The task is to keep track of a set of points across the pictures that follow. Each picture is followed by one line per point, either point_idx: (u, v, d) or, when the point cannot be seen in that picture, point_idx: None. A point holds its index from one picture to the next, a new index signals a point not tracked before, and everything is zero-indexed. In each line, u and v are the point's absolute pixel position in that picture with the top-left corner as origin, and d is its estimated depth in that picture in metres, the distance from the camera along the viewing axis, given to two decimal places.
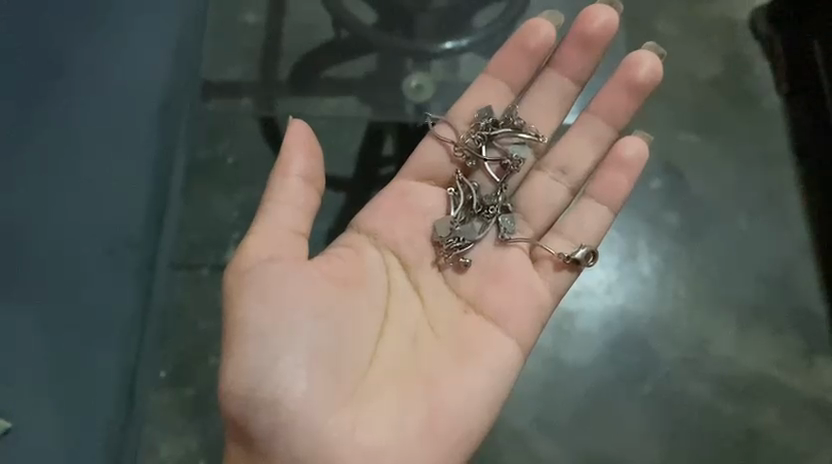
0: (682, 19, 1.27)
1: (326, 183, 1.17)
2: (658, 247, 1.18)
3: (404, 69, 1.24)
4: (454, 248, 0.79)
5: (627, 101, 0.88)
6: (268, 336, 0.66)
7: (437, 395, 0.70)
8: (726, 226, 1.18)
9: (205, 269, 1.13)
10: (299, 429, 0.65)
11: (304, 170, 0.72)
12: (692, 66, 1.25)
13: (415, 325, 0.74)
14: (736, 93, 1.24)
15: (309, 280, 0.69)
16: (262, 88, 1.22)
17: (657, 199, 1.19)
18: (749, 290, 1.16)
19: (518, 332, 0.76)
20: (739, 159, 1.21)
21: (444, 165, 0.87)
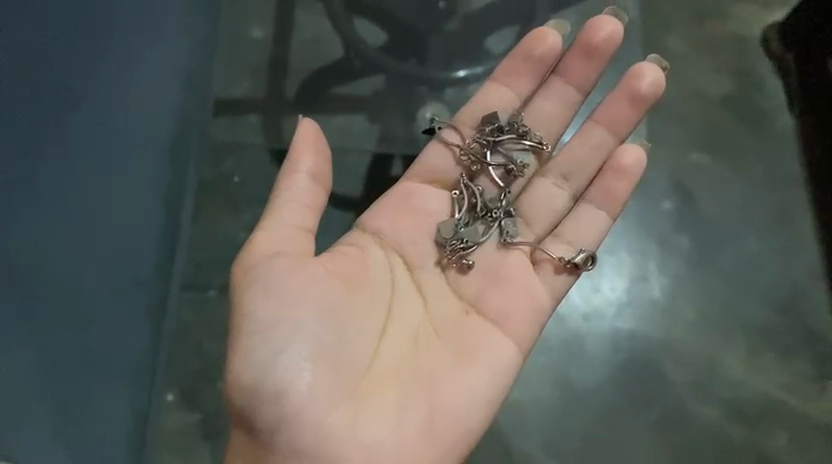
0: (692, 36, 1.25)
1: (334, 204, 1.14)
2: (660, 257, 1.16)
3: (412, 88, 1.21)
4: (458, 248, 0.76)
5: (630, 112, 0.85)
6: (271, 332, 0.64)
7: (438, 393, 0.68)
8: (738, 246, 1.17)
9: (212, 291, 1.11)
10: (299, 425, 0.64)
11: (311, 169, 0.70)
12: (703, 84, 1.23)
13: (417, 322, 0.72)
14: (747, 113, 1.22)
15: (313, 275, 0.67)
16: (267, 105, 1.19)
17: (653, 211, 1.18)
18: (761, 313, 1.13)
19: (515, 333, 0.73)
20: (752, 180, 1.19)
21: (449, 169, 0.84)
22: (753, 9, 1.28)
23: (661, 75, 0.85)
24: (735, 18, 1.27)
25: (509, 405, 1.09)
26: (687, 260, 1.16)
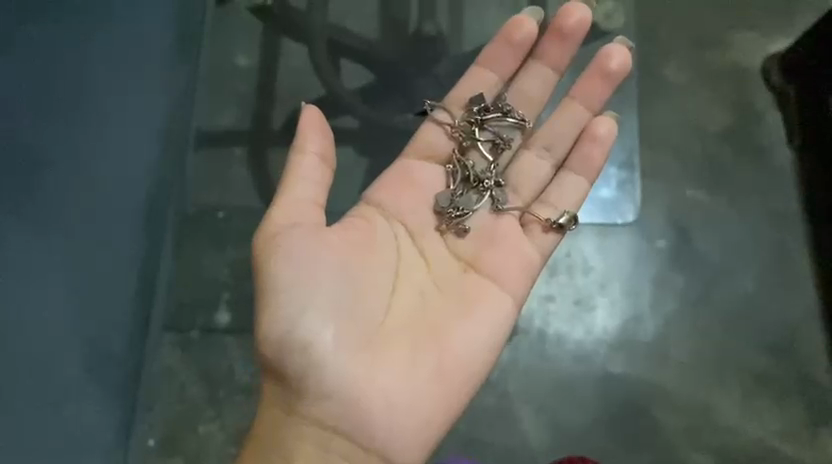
0: (691, 66, 1.22)
1: None
2: (629, 242, 1.15)
3: (401, 118, 1.14)
4: (455, 216, 0.78)
5: (603, 89, 0.87)
6: (296, 289, 0.67)
7: (445, 345, 0.72)
8: (733, 287, 1.14)
9: (194, 332, 1.08)
10: (326, 370, 0.67)
11: (320, 149, 0.71)
12: (702, 116, 1.20)
13: (423, 279, 0.76)
14: (746, 147, 1.19)
15: (329, 240, 0.70)
16: (252, 138, 1.15)
17: (624, 188, 1.17)
18: (754, 355, 1.11)
19: (509, 289, 0.76)
20: (747, 217, 1.16)
21: (442, 147, 0.84)
22: (757, 37, 1.23)
23: (628, 54, 0.87)
24: (737, 47, 1.22)
25: (497, 445, 1.08)
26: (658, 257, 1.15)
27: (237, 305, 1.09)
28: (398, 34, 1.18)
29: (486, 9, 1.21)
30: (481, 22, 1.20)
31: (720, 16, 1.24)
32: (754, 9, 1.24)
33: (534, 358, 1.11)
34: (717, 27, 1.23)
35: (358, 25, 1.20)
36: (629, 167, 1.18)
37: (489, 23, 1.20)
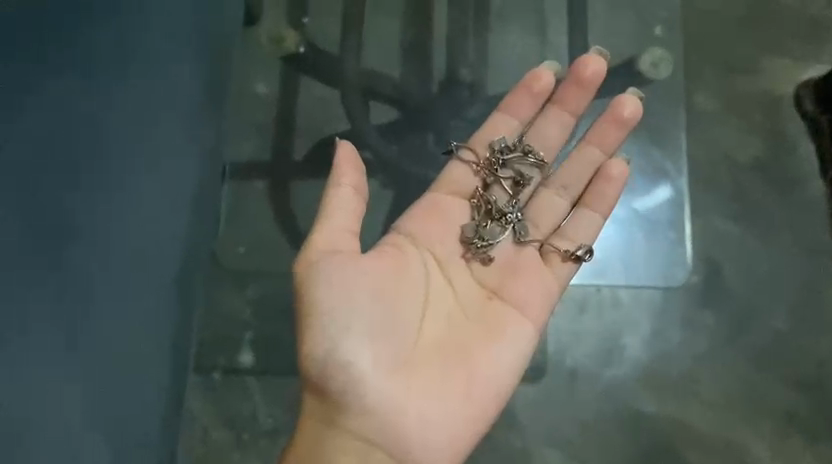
0: (722, 94, 1.18)
1: None
2: (655, 263, 1.12)
3: (426, 155, 1.10)
4: (480, 247, 0.76)
5: (617, 133, 0.85)
6: (335, 309, 0.65)
7: (477, 366, 0.70)
8: (764, 324, 1.11)
9: (216, 373, 1.06)
10: (363, 391, 0.65)
11: (354, 180, 0.69)
12: (734, 146, 1.17)
13: (450, 305, 0.74)
14: (778, 178, 1.16)
15: (366, 265, 0.68)
16: (275, 171, 1.12)
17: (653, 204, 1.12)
18: (785, 394, 1.09)
19: (534, 316, 0.75)
20: (777, 252, 1.14)
21: (466, 181, 0.81)
22: (789, 63, 1.20)
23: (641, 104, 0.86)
24: (769, 73, 1.19)
25: None
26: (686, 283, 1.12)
27: (258, 344, 1.07)
28: (423, 69, 1.16)
29: (512, 38, 1.18)
30: (506, 52, 1.17)
31: (753, 41, 1.20)
32: (786, 34, 1.21)
33: (562, 397, 1.09)
34: (749, 53, 1.19)
35: (382, 57, 1.17)
36: (675, 200, 1.13)
37: (515, 53, 1.17)
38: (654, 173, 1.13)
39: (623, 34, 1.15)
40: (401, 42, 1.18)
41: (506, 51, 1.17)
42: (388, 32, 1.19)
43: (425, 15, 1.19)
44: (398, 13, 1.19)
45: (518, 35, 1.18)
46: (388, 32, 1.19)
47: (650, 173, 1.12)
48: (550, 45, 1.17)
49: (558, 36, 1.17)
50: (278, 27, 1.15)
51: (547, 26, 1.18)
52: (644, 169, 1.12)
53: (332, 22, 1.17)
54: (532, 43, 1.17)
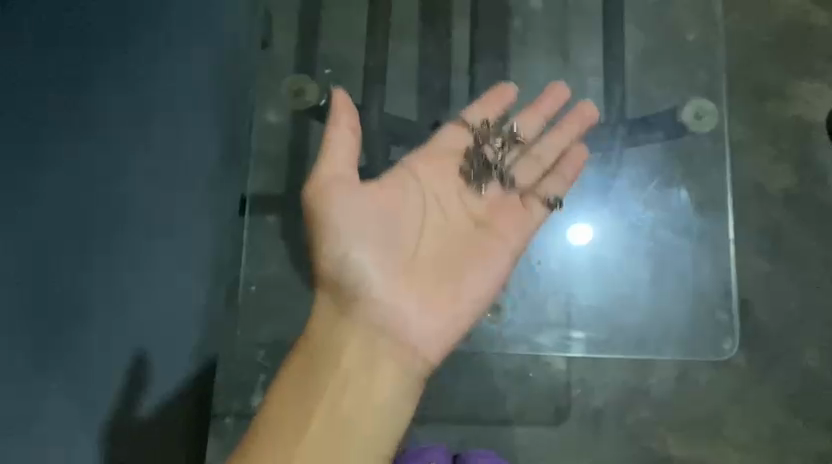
0: (750, 121, 1.13)
1: None
2: (659, 296, 1.02)
3: None
4: (480, 183, 0.82)
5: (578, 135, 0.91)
6: (347, 229, 0.70)
7: (466, 276, 0.74)
8: (794, 364, 1.07)
9: (229, 418, 1.06)
10: (366, 284, 0.70)
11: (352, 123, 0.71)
12: (763, 176, 1.12)
13: (439, 221, 0.78)
14: (811, 209, 1.10)
15: (369, 191, 0.72)
16: (291, 208, 1.02)
17: (647, 235, 1.02)
18: (816, 437, 1.05)
19: (517, 247, 0.79)
20: (809, 288, 1.09)
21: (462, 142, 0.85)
22: (820, 87, 1.14)
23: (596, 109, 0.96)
24: (798, 98, 1.14)
25: None
26: (694, 320, 1.01)
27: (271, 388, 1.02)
28: (447, 91, 1.05)
29: (535, 54, 1.08)
30: (530, 70, 1.07)
31: (780, 65, 1.15)
32: (815, 55, 1.15)
33: (587, 440, 1.05)
34: (778, 77, 1.14)
35: (401, 76, 1.06)
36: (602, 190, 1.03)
37: (540, 71, 1.07)
38: (641, 200, 1.02)
39: (653, 62, 1.09)
40: (419, 58, 1.07)
41: (531, 71, 1.07)
42: (405, 47, 1.07)
43: (442, 29, 1.08)
44: (411, 24, 1.07)
45: (542, 53, 1.08)
46: (404, 46, 1.07)
47: (635, 199, 1.02)
48: (574, 65, 1.08)
49: (588, 56, 1.08)
50: (290, 50, 1.05)
51: (569, 46, 1.08)
52: (629, 197, 1.02)
53: (347, 39, 1.06)
54: (554, 63, 1.08)
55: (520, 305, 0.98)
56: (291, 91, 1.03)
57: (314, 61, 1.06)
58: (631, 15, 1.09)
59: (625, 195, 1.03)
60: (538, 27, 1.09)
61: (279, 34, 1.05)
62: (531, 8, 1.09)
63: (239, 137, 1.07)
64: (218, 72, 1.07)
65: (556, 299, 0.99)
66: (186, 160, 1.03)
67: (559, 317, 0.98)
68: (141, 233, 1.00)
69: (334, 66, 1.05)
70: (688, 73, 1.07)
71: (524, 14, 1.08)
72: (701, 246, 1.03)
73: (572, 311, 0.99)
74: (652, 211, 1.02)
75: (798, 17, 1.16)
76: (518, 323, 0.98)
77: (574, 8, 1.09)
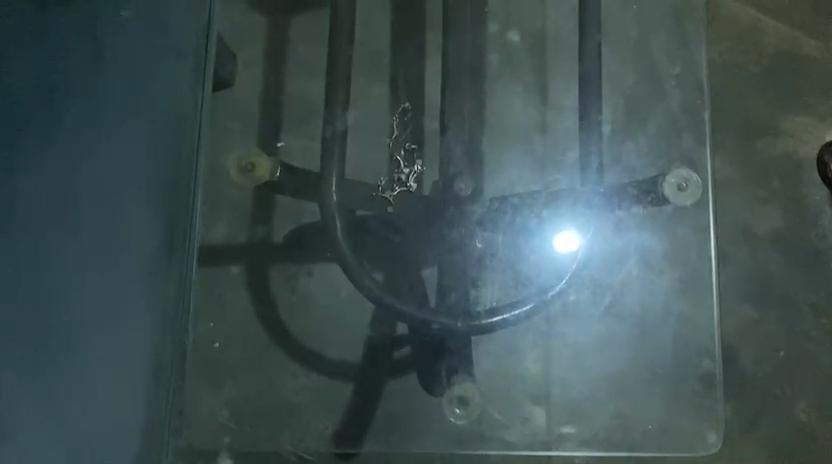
0: (740, 159, 1.08)
1: (327, 372, 0.88)
2: (646, 352, 0.84)
3: (426, 248, 0.80)
4: None
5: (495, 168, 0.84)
6: None
7: None
8: (782, 415, 1.02)
9: None
10: None
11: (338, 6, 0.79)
12: (752, 217, 1.06)
13: None
14: (798, 251, 1.06)
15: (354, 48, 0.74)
16: (257, 257, 0.90)
17: (624, 308, 0.84)
18: None
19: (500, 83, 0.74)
20: (798, 334, 1.04)
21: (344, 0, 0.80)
22: (810, 120, 1.09)
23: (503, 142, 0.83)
24: (789, 134, 1.08)
25: None
26: (679, 373, 0.84)
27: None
28: (415, 144, 0.86)
29: (510, 95, 0.89)
30: (503, 112, 0.88)
31: (769, 99, 1.09)
32: (807, 86, 1.10)
33: None
34: (767, 112, 1.09)
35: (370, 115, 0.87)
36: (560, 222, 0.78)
37: (511, 117, 0.88)
38: (616, 264, 0.83)
39: (651, 96, 0.89)
40: (389, 99, 0.89)
41: (505, 115, 0.88)
42: (373, 86, 0.88)
43: (413, 67, 0.90)
44: (381, 60, 0.90)
45: (514, 94, 0.90)
46: (373, 84, 0.89)
47: (609, 263, 0.83)
48: (553, 103, 0.90)
49: (568, 94, 0.91)
50: (251, 91, 0.94)
51: (548, 86, 0.91)
52: (602, 260, 0.83)
53: (308, 81, 0.95)
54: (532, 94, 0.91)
55: (499, 364, 0.85)
56: (238, 166, 0.88)
57: (275, 105, 0.94)
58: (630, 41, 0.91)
59: (605, 259, 0.83)
60: (514, 64, 0.91)
61: (239, 73, 0.95)
62: (510, 43, 0.90)
63: (186, 191, 0.75)
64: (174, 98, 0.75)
65: (533, 354, 0.85)
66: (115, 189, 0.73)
67: (537, 380, 0.85)
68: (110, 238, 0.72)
69: (294, 109, 0.94)
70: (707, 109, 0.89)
71: (500, 46, 0.90)
72: (687, 294, 0.85)
73: (555, 374, 0.85)
74: (638, 272, 0.85)
75: (789, 47, 1.10)
76: (494, 393, 0.84)
77: (553, 43, 0.91)
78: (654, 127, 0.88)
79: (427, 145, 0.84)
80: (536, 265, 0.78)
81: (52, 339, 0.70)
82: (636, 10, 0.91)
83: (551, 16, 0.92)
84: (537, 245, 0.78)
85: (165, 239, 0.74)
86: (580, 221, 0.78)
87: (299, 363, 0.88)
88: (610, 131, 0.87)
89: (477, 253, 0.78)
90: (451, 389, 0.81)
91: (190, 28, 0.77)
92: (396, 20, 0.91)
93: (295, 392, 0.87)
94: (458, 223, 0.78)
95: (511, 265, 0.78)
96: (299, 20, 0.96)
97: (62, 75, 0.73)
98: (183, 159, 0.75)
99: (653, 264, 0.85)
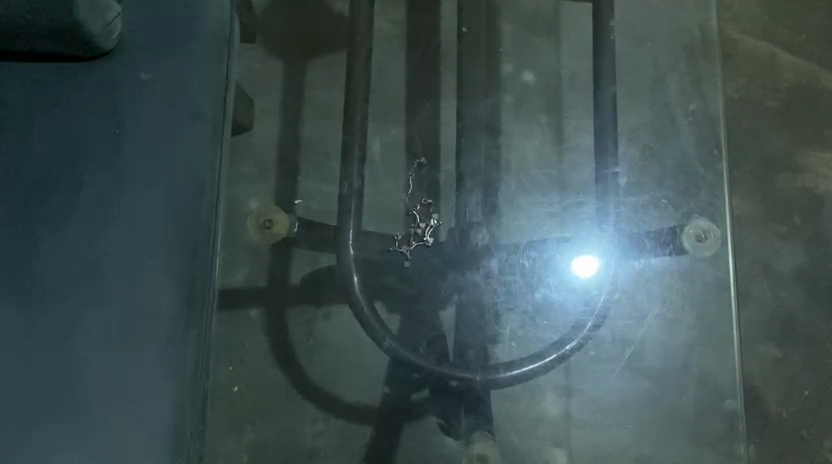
0: (760, 195, 1.07)
1: (347, 414, 0.84)
2: (668, 396, 0.83)
3: (443, 299, 0.79)
4: None
5: (520, 215, 0.82)
6: None
7: None
8: (808, 456, 1.01)
9: None
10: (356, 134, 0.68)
11: (360, 42, 0.80)
12: (773, 255, 1.05)
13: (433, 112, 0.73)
14: (822, 289, 1.04)
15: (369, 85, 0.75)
16: (274, 299, 0.86)
17: (644, 359, 0.83)
18: None
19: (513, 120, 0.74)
20: (824, 373, 1.02)
21: (363, 36, 0.80)
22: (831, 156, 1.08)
23: (513, 190, 0.84)
24: (808, 169, 1.07)
25: None
26: (699, 418, 0.82)
27: None
28: (430, 200, 0.84)
29: (524, 139, 0.89)
30: (517, 160, 0.87)
31: (788, 135, 1.08)
32: (826, 121, 1.08)
33: None
34: (786, 148, 1.08)
35: (386, 161, 0.87)
36: (581, 270, 0.77)
37: (526, 164, 0.87)
38: (637, 317, 0.83)
39: (664, 137, 0.89)
40: (404, 148, 0.88)
41: (520, 165, 0.87)
42: (387, 131, 0.89)
43: (428, 113, 0.91)
44: (397, 106, 0.90)
45: (527, 136, 0.90)
46: (388, 129, 0.89)
47: (632, 315, 0.82)
48: (567, 143, 0.90)
49: (579, 133, 0.91)
50: (269, 137, 0.92)
51: (560, 126, 0.91)
52: (621, 312, 0.82)
53: (326, 126, 0.93)
54: (548, 136, 0.91)
55: (517, 402, 0.82)
56: (257, 224, 0.85)
57: (294, 150, 0.92)
58: (645, 84, 0.91)
59: (624, 309, 0.82)
60: (528, 109, 0.91)
61: (256, 118, 0.93)
62: (524, 83, 0.92)
63: (206, 250, 0.71)
64: (195, 154, 0.72)
65: (552, 396, 0.82)
66: (138, 235, 0.70)
67: (559, 423, 0.82)
68: (125, 293, 0.68)
69: (311, 155, 0.92)
70: (724, 151, 0.89)
71: (515, 88, 0.91)
72: (705, 344, 0.84)
73: (576, 417, 0.82)
74: (660, 321, 0.83)
75: (807, 82, 1.10)
76: (517, 434, 0.81)
77: (566, 83, 0.93)
78: (674, 171, 0.87)
79: (437, 205, 0.83)
80: (557, 318, 0.77)
81: (71, 401, 0.67)
82: (650, 51, 0.91)
83: (565, 57, 0.94)
84: (555, 298, 0.77)
85: (185, 298, 0.69)
86: (604, 264, 0.77)
87: (317, 406, 0.84)
88: (631, 183, 0.85)
89: (495, 304, 0.78)
90: (470, 445, 0.79)
91: (210, 80, 0.73)
92: (413, 66, 0.93)
93: (314, 436, 0.83)
94: (474, 276, 0.78)
95: (531, 317, 0.78)
96: (316, 66, 0.96)
97: (83, 124, 0.71)
98: (202, 216, 0.71)
99: (673, 315, 0.83)
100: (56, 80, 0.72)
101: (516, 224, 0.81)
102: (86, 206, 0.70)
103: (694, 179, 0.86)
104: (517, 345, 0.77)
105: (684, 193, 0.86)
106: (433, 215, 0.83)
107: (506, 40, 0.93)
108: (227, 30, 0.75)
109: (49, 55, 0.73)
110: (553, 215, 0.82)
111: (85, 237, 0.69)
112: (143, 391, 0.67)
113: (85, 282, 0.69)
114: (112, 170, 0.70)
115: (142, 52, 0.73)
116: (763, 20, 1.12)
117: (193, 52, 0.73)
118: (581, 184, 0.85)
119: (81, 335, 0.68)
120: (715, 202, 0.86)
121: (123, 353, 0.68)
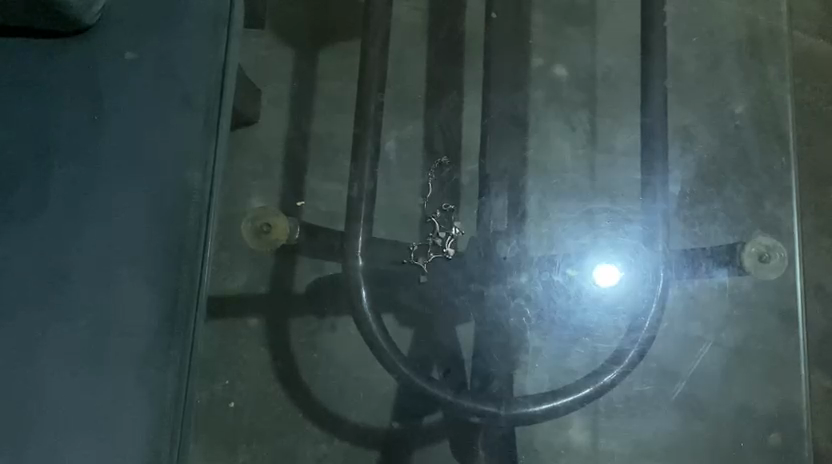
0: (813, 209, 0.97)
1: (348, 437, 0.75)
2: (716, 432, 0.73)
3: (461, 315, 0.71)
4: None
5: (559, 215, 0.73)
6: None
7: None
8: None
9: None
10: None
11: (377, 20, 0.71)
12: (827, 274, 0.95)
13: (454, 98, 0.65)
14: None
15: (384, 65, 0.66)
16: (274, 310, 0.77)
17: (690, 389, 0.74)
18: None
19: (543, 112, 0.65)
20: None
21: (378, 14, 0.71)
22: None
23: (539, 187, 0.75)
24: None
25: None
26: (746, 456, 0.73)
27: None
28: (451, 205, 0.75)
29: (556, 139, 0.80)
30: (551, 162, 0.78)
31: None
32: None
33: None
34: None
35: (401, 159, 0.78)
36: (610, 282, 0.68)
37: (563, 166, 0.78)
38: (687, 346, 0.74)
39: (713, 140, 0.80)
40: (423, 146, 0.80)
41: (556, 166, 0.78)
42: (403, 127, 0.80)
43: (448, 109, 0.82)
44: (416, 100, 0.81)
45: (561, 135, 0.81)
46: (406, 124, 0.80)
47: (680, 345, 0.74)
48: (603, 143, 0.81)
49: (618, 134, 0.81)
50: (275, 131, 0.83)
51: (596, 127, 0.82)
52: (668, 337, 0.73)
53: (337, 120, 0.84)
54: (582, 136, 0.81)
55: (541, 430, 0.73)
56: (255, 229, 0.73)
57: (303, 145, 0.84)
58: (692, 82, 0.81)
59: (667, 340, 0.73)
60: (561, 106, 0.82)
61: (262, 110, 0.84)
62: (556, 78, 0.83)
63: (193, 258, 0.62)
64: (184, 147, 0.63)
65: (579, 423, 0.73)
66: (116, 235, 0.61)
67: (585, 454, 0.73)
68: (99, 301, 0.60)
69: (320, 151, 0.83)
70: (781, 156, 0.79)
71: (547, 83, 0.82)
72: (764, 376, 0.74)
73: (604, 449, 0.73)
74: (710, 351, 0.75)
75: None
76: None
77: (603, 80, 0.84)
78: (727, 180, 0.78)
79: (458, 214, 0.74)
80: (590, 345, 0.69)
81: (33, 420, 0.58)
82: (697, 46, 0.82)
83: (602, 50, 0.85)
84: (586, 322, 0.69)
85: (167, 310, 0.60)
86: (630, 278, 0.68)
87: (318, 426, 0.75)
88: (684, 193, 0.76)
89: (524, 329, 0.69)
90: None
91: (204, 63, 0.64)
92: (434, 57, 0.84)
93: (315, 460, 0.74)
94: (499, 293, 0.69)
95: (563, 345, 0.69)
96: (326, 56, 0.86)
97: (58, 108, 0.63)
98: (189, 217, 0.62)
99: (719, 341, 0.75)
100: (29, 59, 0.64)
101: (544, 222, 0.72)
102: (59, 200, 0.62)
103: (748, 185, 0.77)
104: (546, 372, 0.69)
105: (742, 205, 0.77)
106: (456, 224, 0.74)
107: (536, 31, 0.83)
108: (224, 5, 0.66)
109: (22, 31, 0.64)
110: (587, 217, 0.73)
111: (57, 239, 0.61)
112: (115, 418, 0.59)
113: (55, 288, 0.60)
114: (88, 163, 0.62)
115: (128, 30, 0.64)
116: (821, 16, 1.02)
117: (186, 33, 0.65)
118: (631, 181, 0.77)
119: (45, 349, 0.59)
120: (781, 216, 0.75)
121: (93, 372, 0.59)
